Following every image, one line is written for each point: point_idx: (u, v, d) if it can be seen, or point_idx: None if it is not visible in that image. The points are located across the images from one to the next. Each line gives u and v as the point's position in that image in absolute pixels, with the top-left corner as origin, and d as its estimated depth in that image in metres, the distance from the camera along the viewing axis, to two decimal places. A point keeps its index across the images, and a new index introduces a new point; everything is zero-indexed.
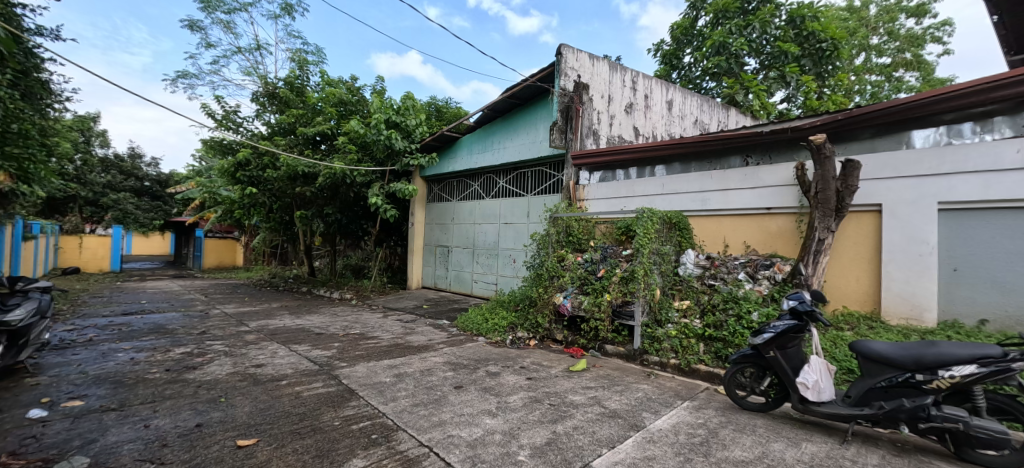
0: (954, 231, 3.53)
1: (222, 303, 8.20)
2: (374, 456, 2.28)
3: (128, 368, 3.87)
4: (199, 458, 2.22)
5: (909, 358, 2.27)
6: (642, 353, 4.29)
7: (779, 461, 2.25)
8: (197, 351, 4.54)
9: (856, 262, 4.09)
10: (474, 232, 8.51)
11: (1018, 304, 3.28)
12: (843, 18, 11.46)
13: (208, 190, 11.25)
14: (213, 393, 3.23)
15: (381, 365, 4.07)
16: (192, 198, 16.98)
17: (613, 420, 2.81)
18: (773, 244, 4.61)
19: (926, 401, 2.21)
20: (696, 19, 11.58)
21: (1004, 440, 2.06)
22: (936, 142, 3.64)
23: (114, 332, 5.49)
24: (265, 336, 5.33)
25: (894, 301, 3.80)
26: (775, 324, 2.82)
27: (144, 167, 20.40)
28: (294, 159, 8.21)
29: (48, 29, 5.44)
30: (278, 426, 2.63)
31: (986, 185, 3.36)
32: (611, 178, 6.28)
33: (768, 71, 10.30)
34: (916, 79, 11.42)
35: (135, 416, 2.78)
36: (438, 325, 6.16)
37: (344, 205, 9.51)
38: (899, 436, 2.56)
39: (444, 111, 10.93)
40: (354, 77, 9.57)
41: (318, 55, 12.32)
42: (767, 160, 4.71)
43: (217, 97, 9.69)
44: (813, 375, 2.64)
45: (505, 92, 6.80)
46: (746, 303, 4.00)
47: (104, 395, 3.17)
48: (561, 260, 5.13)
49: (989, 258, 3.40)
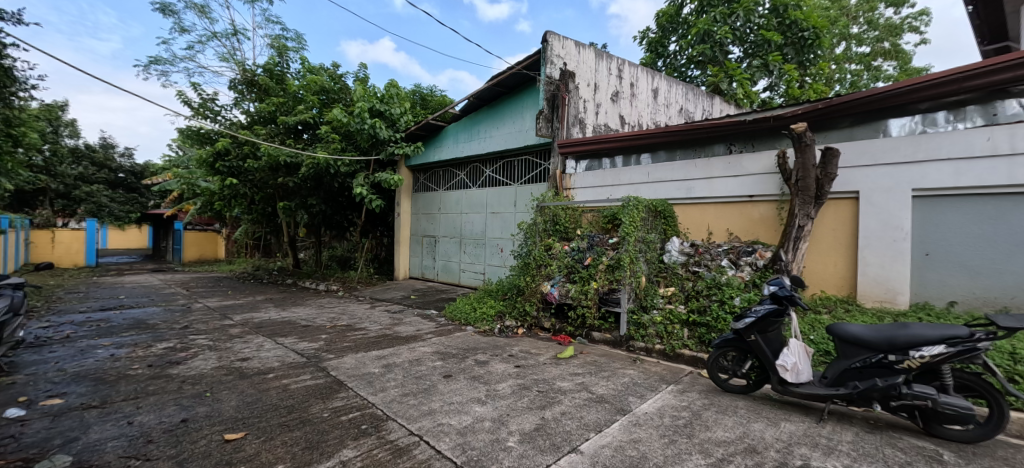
0: (925, 218, 3.66)
1: (205, 298, 8.00)
2: (364, 446, 2.29)
3: (109, 365, 3.78)
4: (186, 453, 2.20)
5: (883, 339, 2.36)
6: (628, 339, 4.37)
7: (759, 441, 2.34)
8: (180, 346, 4.46)
9: (834, 247, 4.20)
10: (460, 222, 8.49)
11: (984, 286, 3.43)
12: (825, 7, 11.55)
13: (186, 182, 10.86)
14: (198, 388, 3.19)
15: (370, 356, 4.07)
16: (171, 190, 16.54)
17: (600, 405, 2.87)
18: (755, 230, 4.71)
19: (897, 381, 2.30)
20: (681, 6, 11.57)
21: (968, 415, 2.17)
22: (911, 131, 3.75)
23: (92, 328, 5.35)
24: (250, 329, 5.27)
25: (869, 285, 3.94)
26: (757, 308, 2.90)
27: (118, 158, 19.53)
28: (276, 148, 8.00)
29: (9, 13, 5.15)
30: (266, 419, 2.62)
31: (959, 172, 3.47)
32: (597, 167, 6.31)
33: (751, 59, 10.39)
34: (893, 68, 11.63)
35: (117, 413, 2.72)
36: (426, 315, 6.18)
37: (328, 195, 9.39)
38: (872, 414, 2.68)
39: (429, 99, 10.80)
40: (336, 64, 9.37)
41: (298, 41, 11.91)
42: (750, 147, 4.80)
43: (193, 84, 9.39)
44: (792, 358, 2.74)
45: (491, 80, 6.73)
46: (729, 289, 4.09)
47: (85, 393, 3.10)
48: (548, 249, 5.17)
49: (959, 243, 3.53)
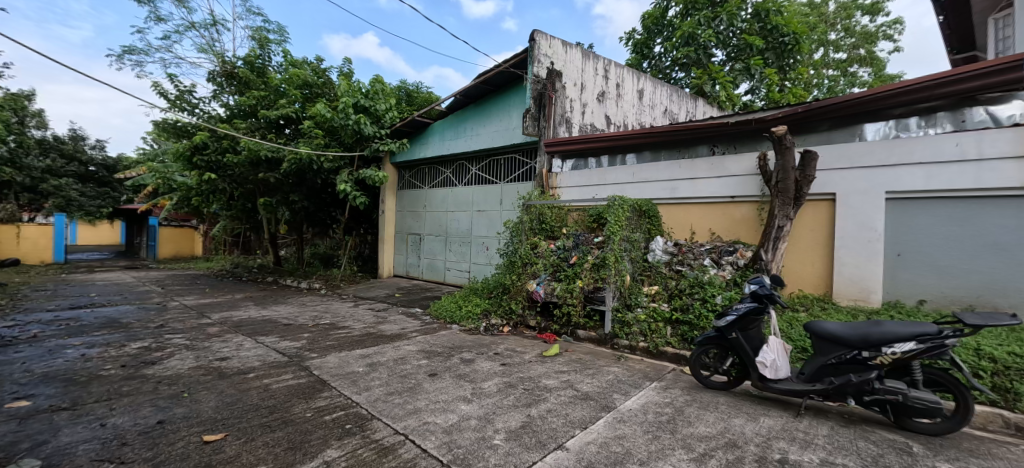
0: (898, 219, 3.80)
1: (181, 296, 7.77)
2: (348, 446, 2.26)
3: (79, 366, 3.64)
4: (163, 456, 2.14)
5: (858, 336, 2.45)
6: (613, 337, 4.41)
7: (739, 435, 2.40)
8: (156, 345, 4.33)
9: (812, 247, 4.32)
10: (446, 220, 8.44)
11: (952, 285, 3.57)
12: (805, 13, 11.86)
13: (161, 177, 10.51)
14: (175, 389, 3.10)
15: (353, 355, 4.02)
16: (145, 185, 15.98)
17: (586, 402, 2.90)
18: (736, 230, 4.81)
19: (870, 376, 2.39)
20: (666, 9, 11.72)
21: (936, 409, 2.27)
22: (885, 135, 3.88)
23: (60, 328, 5.14)
24: (229, 328, 5.14)
25: (845, 284, 4.07)
26: (737, 306, 2.97)
27: (89, 151, 18.77)
28: (256, 142, 7.82)
29: None
30: (247, 420, 2.57)
31: (930, 176, 3.61)
32: (583, 166, 6.36)
33: (733, 63, 10.59)
34: (868, 74, 12.00)
35: (90, 414, 2.63)
36: (411, 313, 6.13)
37: (311, 191, 9.21)
38: (846, 408, 2.77)
39: (415, 95, 10.70)
40: (319, 58, 9.20)
41: (281, 34, 11.63)
42: (733, 149, 4.90)
43: (169, 75, 9.10)
44: (771, 354, 2.82)
45: (478, 77, 6.70)
46: (711, 288, 4.18)
47: (54, 394, 2.98)
48: (534, 247, 5.18)
49: (929, 244, 3.67)
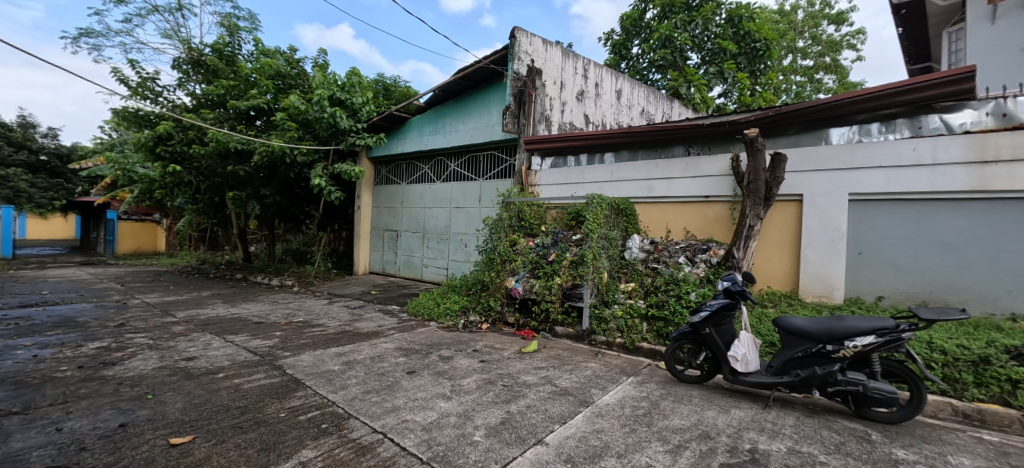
0: (859, 220, 4.00)
1: (143, 293, 7.41)
2: (324, 446, 2.21)
3: (31, 367, 3.42)
4: (126, 460, 2.05)
5: (822, 331, 2.57)
6: (590, 333, 4.48)
7: (711, 427, 2.48)
8: (115, 345, 4.11)
9: (780, 246, 4.50)
10: (424, 216, 8.35)
11: (907, 282, 3.79)
12: (775, 21, 12.28)
13: (121, 168, 9.97)
14: (138, 390, 2.96)
15: (329, 353, 3.93)
16: (102, 177, 15.12)
17: (564, 398, 2.94)
18: (709, 229, 4.96)
19: (833, 368, 2.52)
20: (644, 11, 11.90)
21: (893, 398, 2.41)
22: (849, 139, 4.08)
23: (8, 327, 4.82)
24: (196, 327, 4.94)
25: (810, 281, 4.25)
26: (710, 303, 3.07)
27: (40, 139, 17.61)
28: (225, 134, 7.52)
29: None
30: (217, 421, 2.48)
31: (888, 179, 3.82)
32: (562, 164, 6.41)
33: (708, 66, 10.86)
34: (833, 81, 12.54)
35: (44, 419, 2.48)
36: (388, 311, 6.05)
37: (284, 185, 8.93)
38: (811, 399, 2.91)
39: (392, 89, 10.51)
40: (293, 48, 8.91)
41: (252, 21, 11.20)
42: (707, 150, 5.04)
43: (130, 60, 8.63)
44: (742, 349, 2.92)
45: (458, 73, 6.64)
46: (685, 284, 4.29)
47: (2, 398, 2.79)
48: (513, 244, 5.18)
49: (888, 243, 3.88)
